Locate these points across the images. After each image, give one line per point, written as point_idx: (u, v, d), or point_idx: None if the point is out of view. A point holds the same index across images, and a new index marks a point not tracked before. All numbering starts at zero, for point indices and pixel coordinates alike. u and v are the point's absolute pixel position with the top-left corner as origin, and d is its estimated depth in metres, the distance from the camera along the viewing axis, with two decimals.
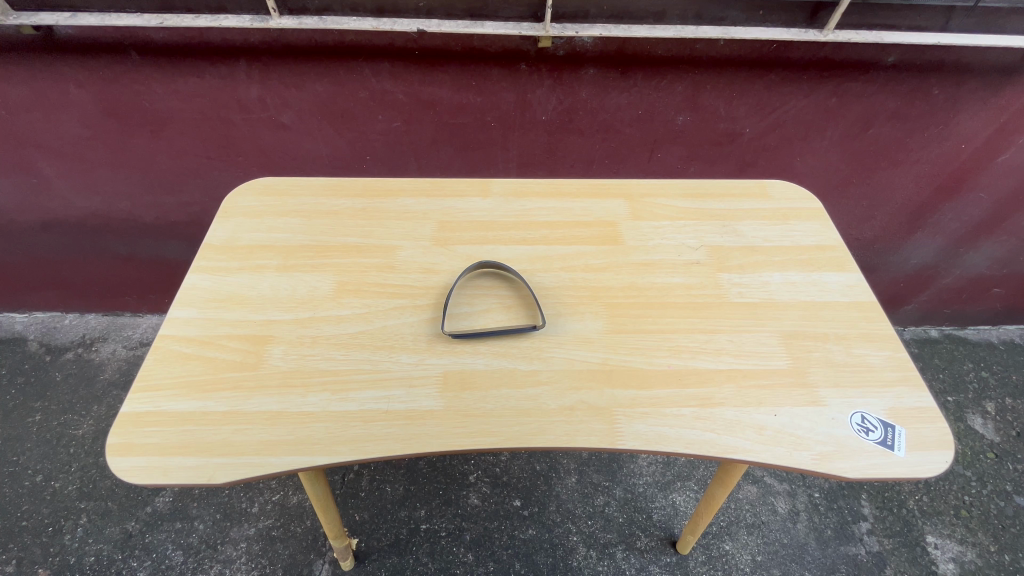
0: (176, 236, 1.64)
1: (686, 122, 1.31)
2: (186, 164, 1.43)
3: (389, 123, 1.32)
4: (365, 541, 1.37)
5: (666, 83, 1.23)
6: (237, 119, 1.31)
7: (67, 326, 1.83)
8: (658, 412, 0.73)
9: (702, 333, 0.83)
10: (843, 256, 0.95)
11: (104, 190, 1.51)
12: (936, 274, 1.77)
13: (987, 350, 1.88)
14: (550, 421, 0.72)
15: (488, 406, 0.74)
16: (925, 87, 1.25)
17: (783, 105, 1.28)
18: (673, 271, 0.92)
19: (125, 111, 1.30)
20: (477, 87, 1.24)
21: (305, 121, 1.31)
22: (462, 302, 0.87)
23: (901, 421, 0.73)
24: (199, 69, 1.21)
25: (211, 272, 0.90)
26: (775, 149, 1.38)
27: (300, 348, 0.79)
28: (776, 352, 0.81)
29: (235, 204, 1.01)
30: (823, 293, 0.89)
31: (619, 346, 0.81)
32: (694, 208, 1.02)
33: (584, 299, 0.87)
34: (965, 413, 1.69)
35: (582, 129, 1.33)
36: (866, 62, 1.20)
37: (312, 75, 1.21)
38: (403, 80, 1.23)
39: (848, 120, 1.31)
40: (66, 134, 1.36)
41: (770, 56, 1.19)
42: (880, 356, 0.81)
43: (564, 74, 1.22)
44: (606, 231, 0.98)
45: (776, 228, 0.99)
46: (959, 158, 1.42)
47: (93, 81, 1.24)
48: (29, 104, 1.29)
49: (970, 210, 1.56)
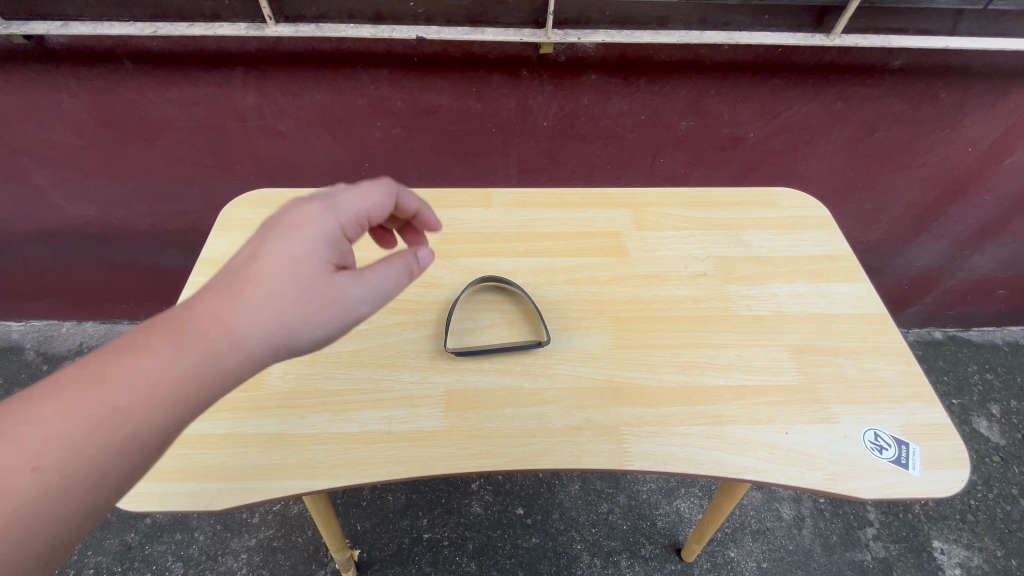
0: (174, 244, 1.64)
1: (689, 128, 1.30)
2: (183, 171, 1.41)
3: (387, 130, 1.30)
4: (367, 551, 1.36)
5: (669, 88, 1.21)
6: (233, 127, 1.30)
7: (64, 335, 1.83)
8: (666, 431, 0.72)
9: (710, 348, 0.81)
10: (851, 266, 0.93)
11: (99, 199, 1.49)
12: (940, 277, 1.76)
13: (991, 352, 1.87)
14: (556, 442, 0.71)
15: (493, 426, 0.72)
16: (932, 91, 1.23)
17: (787, 109, 1.26)
18: (679, 283, 0.90)
19: (120, 119, 1.28)
20: (477, 93, 1.22)
21: (302, 127, 1.29)
22: (466, 317, 0.85)
23: (915, 439, 0.72)
24: (193, 77, 1.19)
25: None
26: (779, 154, 1.37)
27: (299, 367, 0.78)
28: (785, 367, 0.79)
29: (233, 217, 0.99)
30: (833, 305, 0.87)
31: (624, 361, 0.79)
32: (699, 217, 1.01)
33: (588, 314, 0.85)
34: (970, 416, 1.68)
35: (584, 135, 1.31)
36: (872, 66, 1.18)
37: (309, 82, 1.19)
38: (402, 87, 1.21)
39: (853, 124, 1.30)
40: (59, 143, 1.34)
41: (774, 61, 1.16)
42: (892, 370, 0.79)
43: (566, 80, 1.20)
44: (610, 242, 0.96)
45: (783, 238, 0.97)
46: (964, 162, 1.40)
47: (86, 90, 1.21)
48: (23, 113, 1.26)
49: (976, 213, 1.55)
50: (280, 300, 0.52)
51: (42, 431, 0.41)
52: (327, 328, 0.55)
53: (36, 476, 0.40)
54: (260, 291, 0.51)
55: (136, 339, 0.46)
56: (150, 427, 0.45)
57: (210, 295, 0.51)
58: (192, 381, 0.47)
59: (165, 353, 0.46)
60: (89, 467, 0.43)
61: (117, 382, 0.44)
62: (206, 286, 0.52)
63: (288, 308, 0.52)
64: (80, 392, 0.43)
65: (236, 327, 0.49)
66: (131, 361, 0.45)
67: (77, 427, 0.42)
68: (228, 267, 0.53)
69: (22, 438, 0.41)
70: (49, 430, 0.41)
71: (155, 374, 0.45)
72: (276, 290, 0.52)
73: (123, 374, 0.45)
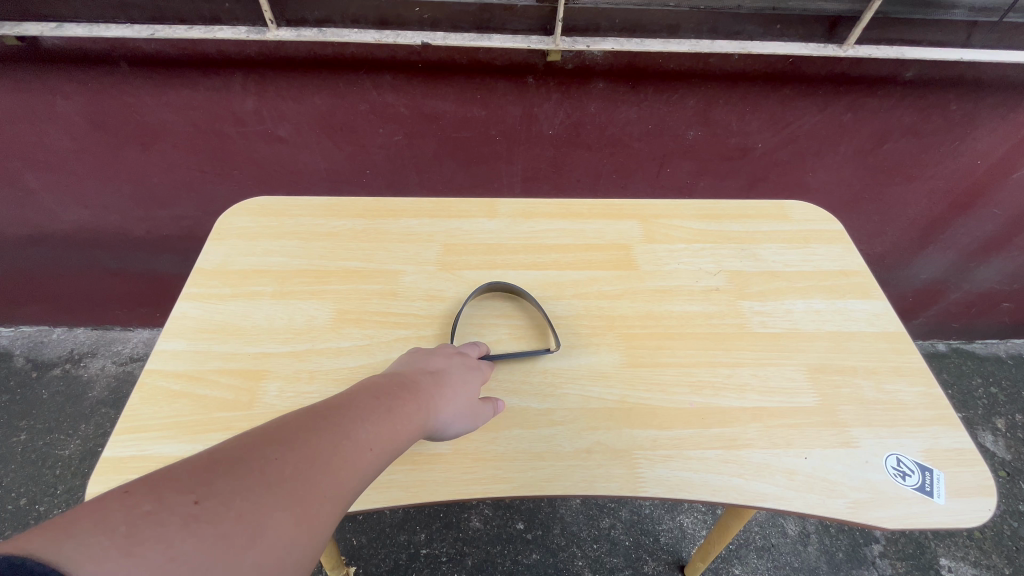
0: (168, 250, 1.60)
1: (697, 137, 1.28)
2: (180, 177, 1.38)
3: (389, 137, 1.28)
4: (363, 567, 1.32)
5: (677, 97, 1.19)
6: (232, 133, 1.27)
7: (54, 341, 1.80)
8: (680, 455, 0.69)
9: (724, 367, 0.78)
10: (867, 282, 0.90)
11: (92, 203, 1.46)
12: (945, 289, 1.74)
13: (996, 365, 1.85)
14: (566, 466, 0.68)
15: (499, 449, 0.69)
16: (943, 104, 1.21)
17: (797, 120, 1.24)
18: (691, 298, 0.87)
19: (116, 123, 1.25)
20: (482, 101, 1.20)
21: (302, 133, 1.27)
22: (471, 332, 0.82)
23: (938, 465, 0.69)
24: (192, 82, 1.16)
25: (202, 300, 0.84)
26: (788, 165, 1.35)
27: (297, 385, 0.74)
28: (803, 388, 0.76)
29: (229, 225, 0.96)
30: (849, 322, 0.85)
31: (636, 381, 0.76)
32: (710, 230, 0.98)
33: (598, 330, 0.82)
34: (976, 430, 1.66)
35: (589, 144, 1.29)
36: (883, 78, 1.16)
37: (310, 88, 1.17)
38: (405, 93, 1.18)
39: (862, 135, 1.28)
40: (52, 146, 1.30)
41: (785, 72, 1.14)
42: (912, 392, 0.77)
43: (572, 88, 1.17)
44: (620, 255, 0.93)
45: (796, 252, 0.95)
46: (972, 174, 1.38)
47: (82, 93, 1.18)
48: (15, 116, 1.23)
49: (982, 226, 1.53)
50: (460, 393, 0.61)
51: (367, 436, 0.47)
52: (465, 429, 0.61)
53: (361, 474, 0.45)
54: (448, 382, 0.60)
55: (392, 387, 0.54)
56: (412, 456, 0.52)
57: (409, 373, 0.59)
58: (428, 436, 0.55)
59: (417, 404, 0.54)
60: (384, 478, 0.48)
61: (403, 414, 0.52)
62: (394, 371, 0.60)
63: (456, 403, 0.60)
64: (378, 414, 0.49)
65: (435, 403, 0.57)
66: (403, 404, 0.52)
67: (382, 442, 0.48)
68: (410, 362, 0.62)
69: (353, 439, 0.46)
70: (367, 436, 0.47)
71: (414, 419, 0.53)
72: (459, 385, 0.61)
73: (401, 408, 0.52)
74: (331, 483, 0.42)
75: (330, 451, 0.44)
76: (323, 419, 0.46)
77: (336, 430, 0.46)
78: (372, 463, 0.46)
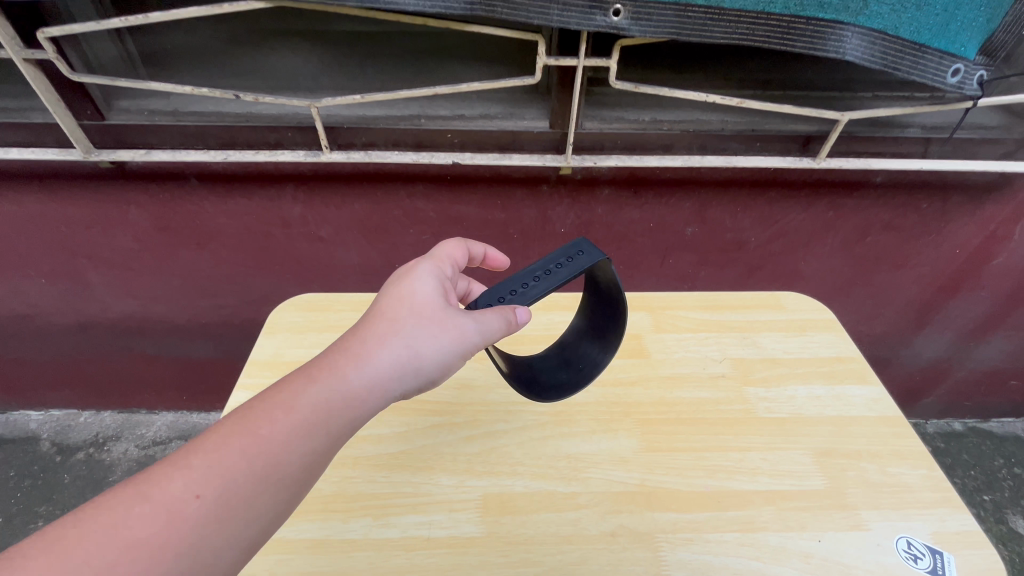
0: (204, 337, 1.72)
1: (694, 233, 1.42)
2: (226, 272, 1.53)
3: (418, 236, 1.43)
4: None
5: (674, 201, 1.34)
6: (278, 234, 1.43)
7: (81, 425, 1.88)
8: (700, 538, 0.73)
9: (735, 451, 0.84)
10: (862, 367, 0.98)
11: (142, 295, 1.59)
12: (950, 368, 1.80)
13: (1015, 445, 1.86)
14: (593, 550, 0.72)
15: (529, 533, 0.74)
16: (915, 203, 1.35)
17: (784, 218, 1.39)
18: (699, 385, 0.95)
19: (178, 227, 1.42)
20: (502, 206, 1.36)
21: (341, 234, 1.42)
22: (500, 419, 0.89)
23: (949, 547, 0.73)
24: (250, 192, 1.33)
25: (255, 390, 0.93)
26: (780, 256, 1.48)
27: (342, 470, 0.81)
28: (811, 472, 0.81)
29: (279, 320, 1.07)
30: (849, 407, 0.91)
31: (654, 465, 0.82)
32: (712, 320, 1.08)
33: (616, 416, 0.90)
34: (1005, 514, 1.65)
35: (598, 240, 1.44)
36: (857, 182, 1.31)
37: (352, 197, 1.34)
38: (435, 200, 1.35)
39: (846, 230, 1.41)
40: (117, 247, 1.46)
41: (769, 179, 1.30)
42: (915, 474, 0.82)
43: (582, 194, 1.33)
44: (631, 344, 1.02)
45: (793, 340, 1.03)
46: (954, 262, 1.50)
47: (154, 203, 1.36)
48: (90, 222, 1.39)
49: (974, 308, 1.61)
50: (393, 320, 0.73)
51: (193, 479, 0.54)
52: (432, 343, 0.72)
53: (176, 519, 0.52)
54: (374, 321, 0.73)
55: (255, 405, 0.62)
56: (260, 470, 0.57)
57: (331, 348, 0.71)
58: (304, 429, 0.61)
59: (291, 396, 0.62)
60: (219, 508, 0.54)
61: (235, 446, 0.58)
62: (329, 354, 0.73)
63: (379, 349, 0.69)
64: (211, 454, 0.57)
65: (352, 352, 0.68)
66: (268, 412, 0.61)
67: (205, 485, 0.55)
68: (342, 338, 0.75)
69: (155, 500, 0.52)
70: (188, 486, 0.54)
71: (283, 419, 0.60)
72: (389, 311, 0.74)
73: (241, 432, 0.59)
74: (119, 550, 0.49)
75: (120, 522, 0.50)
76: (132, 486, 0.54)
77: (134, 497, 0.52)
78: (193, 510, 0.53)
